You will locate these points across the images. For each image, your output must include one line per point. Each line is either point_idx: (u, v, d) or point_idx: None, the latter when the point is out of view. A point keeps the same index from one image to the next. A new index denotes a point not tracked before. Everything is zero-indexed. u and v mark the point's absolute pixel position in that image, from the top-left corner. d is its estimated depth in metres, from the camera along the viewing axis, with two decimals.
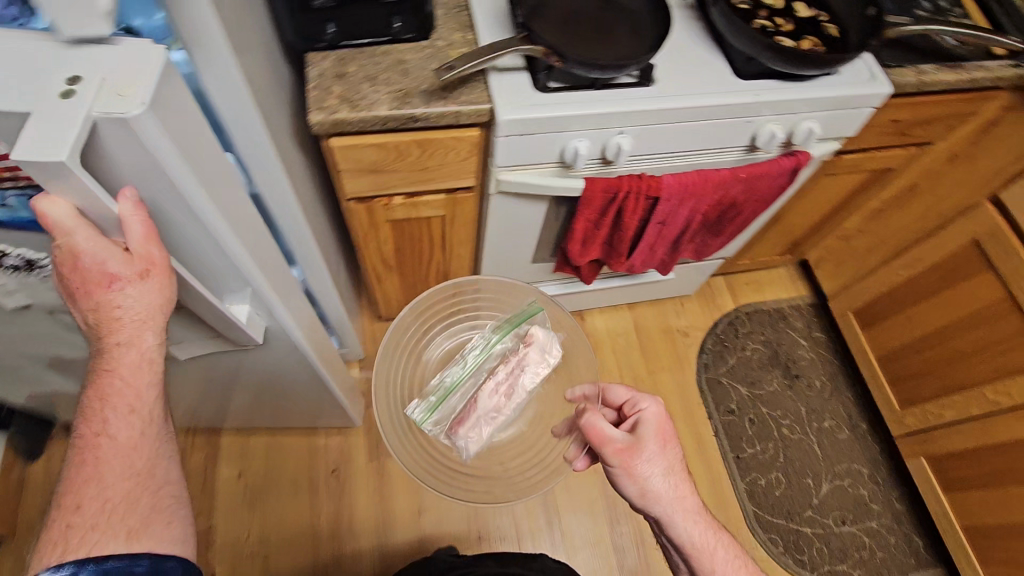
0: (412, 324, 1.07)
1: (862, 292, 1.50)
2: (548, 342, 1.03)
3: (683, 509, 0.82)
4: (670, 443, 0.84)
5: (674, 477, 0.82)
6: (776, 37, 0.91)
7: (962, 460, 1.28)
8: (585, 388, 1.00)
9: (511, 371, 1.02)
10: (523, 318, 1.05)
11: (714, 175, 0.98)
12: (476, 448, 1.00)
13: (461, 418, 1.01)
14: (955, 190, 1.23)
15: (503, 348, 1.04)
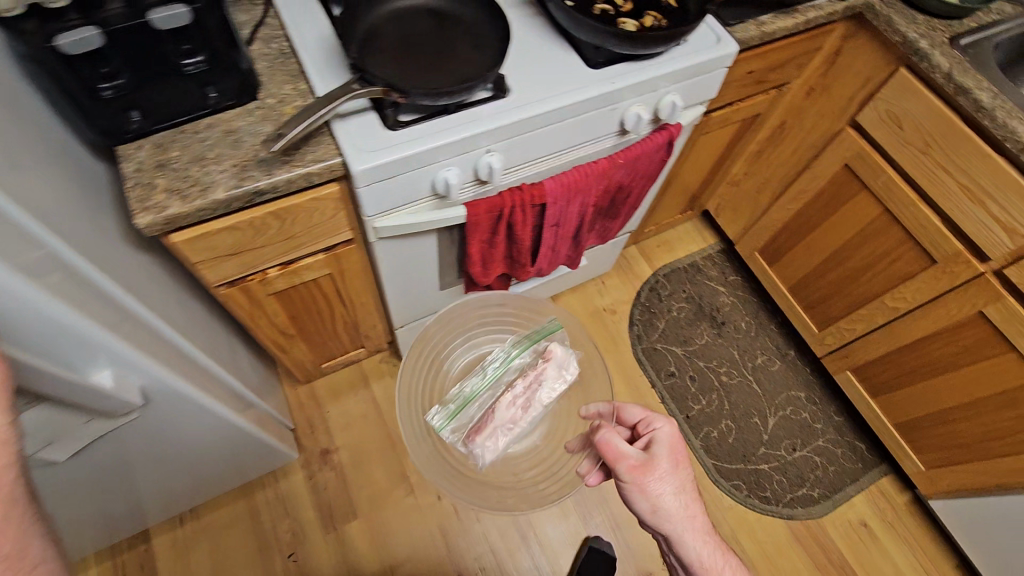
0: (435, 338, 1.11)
1: (761, 231, 1.56)
2: (565, 357, 1.04)
3: (693, 527, 0.82)
4: (682, 464, 0.84)
5: (685, 499, 0.82)
6: (618, 20, 0.89)
7: (880, 366, 1.37)
8: (600, 407, 0.99)
9: (529, 385, 1.03)
10: (543, 334, 1.08)
11: (594, 167, 0.96)
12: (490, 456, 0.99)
13: (476, 427, 1.01)
14: (819, 120, 1.28)
15: (523, 363, 1.07)
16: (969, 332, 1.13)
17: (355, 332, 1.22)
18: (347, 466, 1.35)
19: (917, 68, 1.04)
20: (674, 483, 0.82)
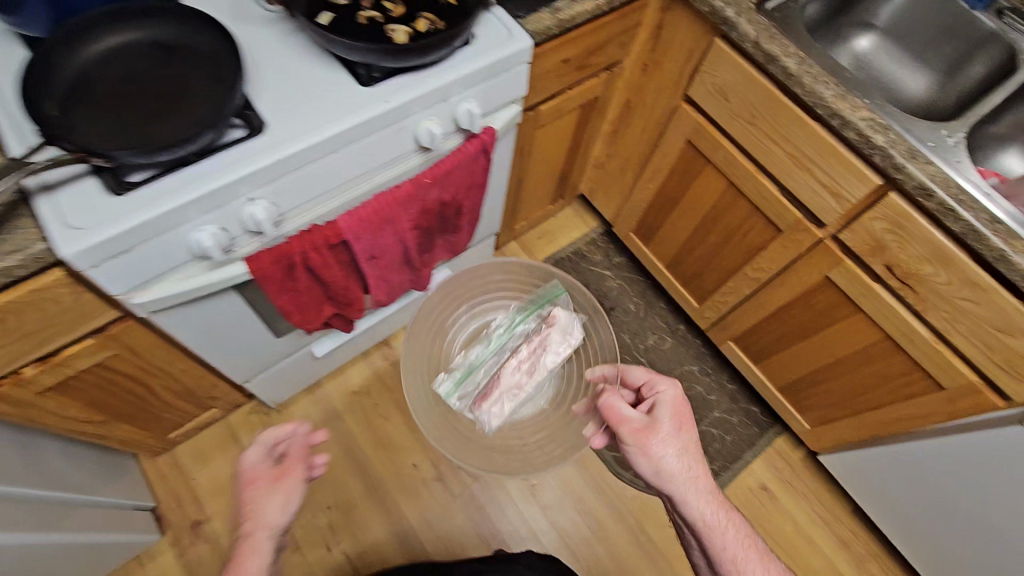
0: (441, 310, 1.12)
1: (632, 212, 1.53)
2: (569, 321, 1.05)
3: (696, 488, 0.81)
4: (686, 427, 0.84)
5: (691, 461, 0.81)
6: (387, 29, 0.80)
7: (755, 334, 1.37)
8: (604, 368, 0.99)
9: (533, 352, 1.05)
10: (548, 298, 1.09)
11: (395, 191, 0.87)
12: (497, 422, 1.04)
13: (483, 393, 1.05)
14: (658, 96, 1.23)
15: (527, 330, 1.08)
16: (822, 296, 1.13)
17: (192, 395, 1.10)
18: (222, 534, 1.25)
19: (729, 38, 1.00)
20: (677, 446, 0.82)
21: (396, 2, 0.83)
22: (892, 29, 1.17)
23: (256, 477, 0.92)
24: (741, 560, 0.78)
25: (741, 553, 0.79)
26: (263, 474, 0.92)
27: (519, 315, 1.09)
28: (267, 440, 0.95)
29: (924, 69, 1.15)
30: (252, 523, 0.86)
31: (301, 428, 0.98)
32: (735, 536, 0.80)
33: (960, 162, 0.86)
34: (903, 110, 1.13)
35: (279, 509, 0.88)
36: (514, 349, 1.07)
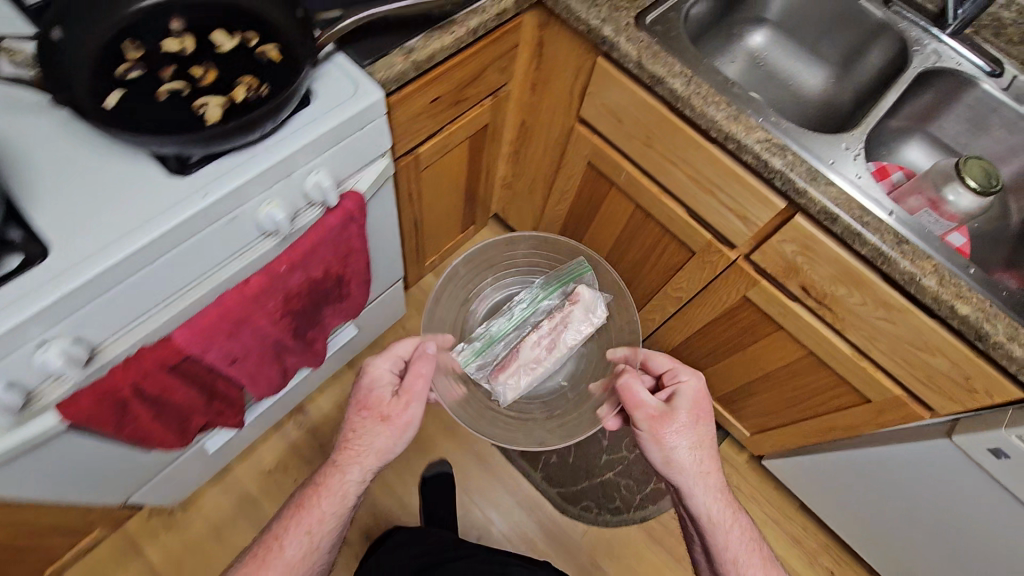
0: (467, 278, 1.12)
1: (548, 231, 1.43)
2: (596, 298, 1.07)
3: (705, 483, 0.83)
4: (702, 422, 0.85)
5: (702, 457, 0.83)
6: (196, 103, 0.66)
7: (686, 348, 1.31)
8: (620, 352, 1.04)
9: (555, 327, 1.06)
10: (575, 277, 1.10)
11: (244, 288, 0.74)
12: (513, 393, 1.04)
13: (502, 364, 1.04)
14: (552, 116, 1.13)
15: (551, 306, 1.09)
16: (743, 315, 1.07)
17: (60, 529, 0.95)
18: None
19: (611, 57, 0.90)
20: (691, 439, 0.83)
21: (207, 66, 0.69)
22: (784, 22, 1.10)
23: (367, 385, 0.85)
24: (737, 559, 0.81)
25: (738, 548, 0.81)
26: (383, 398, 0.83)
27: (542, 295, 1.10)
28: (380, 367, 0.86)
29: (821, 63, 1.09)
30: (337, 456, 0.82)
31: (423, 362, 0.85)
32: (736, 532, 0.82)
33: (860, 179, 0.80)
34: (801, 113, 1.08)
35: (374, 447, 0.81)
36: (536, 323, 1.08)
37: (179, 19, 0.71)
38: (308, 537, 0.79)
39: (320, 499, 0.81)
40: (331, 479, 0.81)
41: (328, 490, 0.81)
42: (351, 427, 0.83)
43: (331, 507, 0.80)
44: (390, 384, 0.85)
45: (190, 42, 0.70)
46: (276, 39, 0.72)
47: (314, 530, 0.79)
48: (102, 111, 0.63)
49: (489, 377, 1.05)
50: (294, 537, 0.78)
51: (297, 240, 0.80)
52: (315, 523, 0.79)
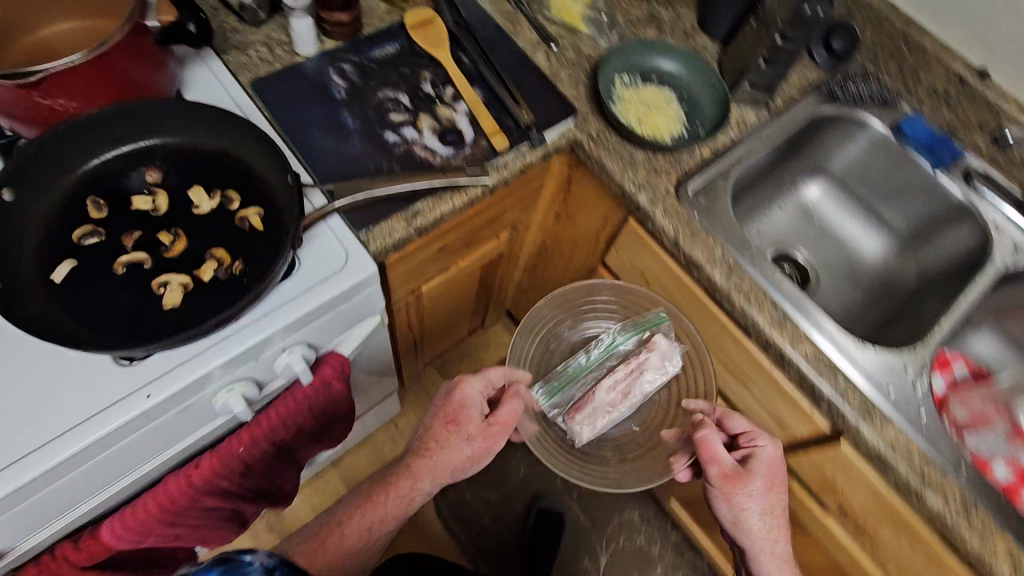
0: (544, 318, 0.91)
1: None
2: (676, 348, 0.82)
3: (773, 554, 0.73)
4: (778, 490, 0.72)
5: (772, 523, 0.72)
6: (155, 282, 0.57)
7: (696, 504, 1.18)
8: (699, 403, 0.80)
9: (631, 372, 0.82)
10: (652, 322, 0.84)
11: (192, 474, 0.65)
12: (586, 434, 0.82)
13: (579, 404, 0.83)
14: (575, 249, 1.02)
15: (628, 351, 0.85)
16: None
17: None
18: None
19: (644, 224, 0.79)
20: (761, 507, 0.71)
21: (178, 231, 0.60)
22: (845, 176, 0.97)
23: (450, 400, 0.77)
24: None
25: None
26: (471, 416, 0.75)
27: (620, 334, 0.86)
28: (469, 390, 0.77)
29: (881, 227, 0.97)
30: (411, 458, 0.79)
31: (516, 387, 0.78)
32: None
33: (924, 420, 0.68)
34: (854, 282, 0.95)
35: (449, 460, 0.77)
36: (615, 367, 0.84)
37: (159, 170, 0.63)
38: (374, 518, 0.82)
39: (388, 493, 0.81)
40: (403, 479, 0.79)
41: (400, 484, 0.80)
42: (430, 434, 0.77)
43: (400, 501, 0.81)
44: (483, 402, 0.77)
45: (165, 200, 0.62)
46: (263, 203, 0.63)
47: (377, 518, 0.82)
48: (46, 287, 0.55)
49: (564, 421, 0.84)
50: (354, 521, 0.82)
51: (264, 411, 0.70)
52: (380, 513, 0.82)
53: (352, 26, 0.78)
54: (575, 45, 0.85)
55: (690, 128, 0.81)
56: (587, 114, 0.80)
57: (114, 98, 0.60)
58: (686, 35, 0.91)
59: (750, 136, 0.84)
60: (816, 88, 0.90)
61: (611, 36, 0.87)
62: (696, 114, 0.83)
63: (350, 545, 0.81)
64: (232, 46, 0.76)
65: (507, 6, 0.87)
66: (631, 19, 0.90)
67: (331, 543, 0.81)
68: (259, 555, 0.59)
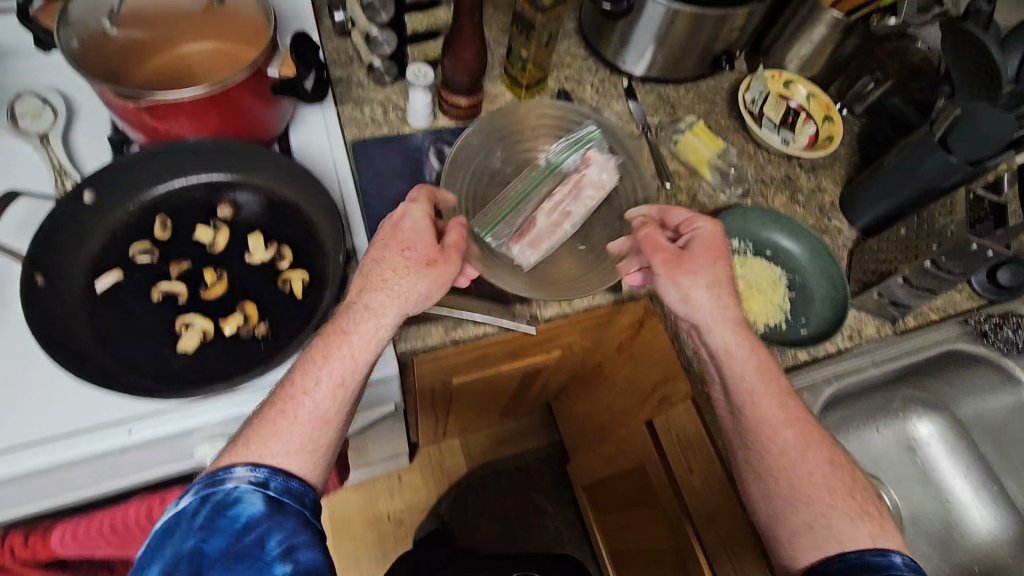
0: (471, 147, 0.71)
1: (583, 468, 1.21)
2: (611, 162, 0.72)
3: (733, 323, 0.61)
4: (724, 264, 0.62)
5: (724, 311, 0.61)
6: (182, 318, 0.57)
7: None
8: (642, 209, 0.69)
9: (570, 191, 0.71)
10: (589, 135, 0.74)
11: (155, 506, 0.62)
12: (536, 253, 0.67)
13: (522, 225, 0.69)
14: (628, 390, 0.91)
15: (563, 169, 0.73)
16: None
17: None
18: None
19: None
20: (708, 281, 0.61)
21: (223, 274, 0.60)
22: (972, 427, 0.82)
23: (396, 227, 0.59)
24: (758, 395, 0.59)
25: (786, 438, 0.57)
26: (423, 239, 0.58)
27: (559, 150, 0.74)
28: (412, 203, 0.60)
29: (1002, 507, 0.80)
30: (354, 290, 0.57)
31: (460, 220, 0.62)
32: (759, 374, 0.60)
33: None
34: (947, 554, 0.79)
35: (405, 291, 0.56)
36: (553, 190, 0.71)
37: (233, 206, 0.63)
38: (323, 386, 0.52)
39: (337, 343, 0.54)
40: (360, 324, 0.54)
41: (352, 333, 0.54)
42: (370, 261, 0.57)
43: (364, 355, 0.54)
44: (430, 223, 0.60)
45: (226, 240, 0.62)
46: (312, 270, 0.61)
47: (322, 382, 0.52)
48: (87, 292, 0.56)
49: (500, 247, 0.68)
50: (300, 388, 0.52)
51: None
52: (333, 376, 0.53)
53: (473, 110, 0.77)
54: (691, 189, 0.80)
55: (791, 321, 0.72)
56: None
57: (214, 130, 0.62)
58: (821, 211, 0.83)
59: (861, 352, 0.73)
60: (961, 317, 0.76)
61: (733, 192, 0.80)
62: (805, 309, 0.73)
63: (304, 429, 0.51)
64: (351, 99, 0.77)
65: (634, 131, 0.84)
66: (763, 177, 0.84)
67: (272, 428, 0.50)
68: (240, 471, 0.47)
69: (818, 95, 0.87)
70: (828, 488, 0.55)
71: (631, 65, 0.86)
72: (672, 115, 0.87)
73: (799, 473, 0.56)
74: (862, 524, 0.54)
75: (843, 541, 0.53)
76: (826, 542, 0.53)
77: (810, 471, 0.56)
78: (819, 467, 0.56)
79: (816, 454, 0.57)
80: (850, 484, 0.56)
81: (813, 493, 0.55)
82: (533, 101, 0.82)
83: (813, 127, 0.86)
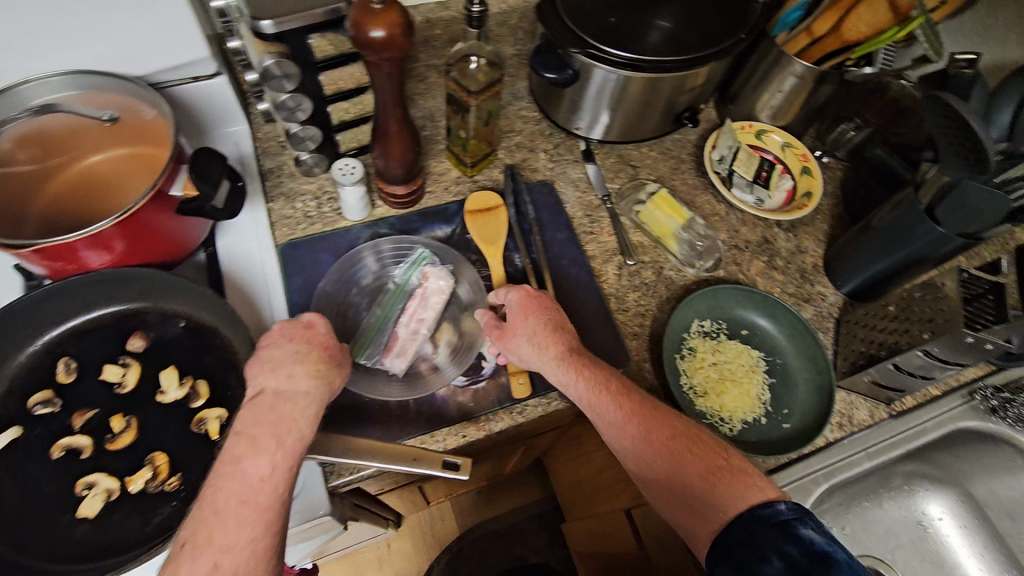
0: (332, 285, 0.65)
1: (575, 532, 1.14)
2: (447, 270, 0.66)
3: (557, 360, 0.56)
4: (536, 313, 0.59)
5: (550, 355, 0.57)
6: (84, 478, 0.52)
7: None
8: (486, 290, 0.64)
9: (416, 310, 0.63)
10: (420, 255, 0.67)
11: None
12: (404, 366, 0.60)
13: (386, 343, 0.62)
14: (605, 470, 0.85)
15: (405, 292, 0.65)
16: None
17: None
18: None
19: None
20: (534, 332, 0.58)
21: (133, 419, 0.55)
22: (991, 508, 0.74)
23: (312, 330, 0.56)
24: (601, 405, 0.54)
25: (622, 436, 0.53)
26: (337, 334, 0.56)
27: (400, 269, 0.67)
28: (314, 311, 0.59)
29: None
30: (275, 380, 0.51)
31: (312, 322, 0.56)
32: (581, 384, 0.55)
33: None
34: None
35: (326, 386, 0.53)
36: (401, 314, 0.63)
37: (146, 338, 0.58)
38: (279, 473, 0.47)
39: (287, 424, 0.48)
40: (295, 408, 0.49)
41: (297, 416, 0.49)
42: (294, 355, 0.53)
43: (308, 423, 0.50)
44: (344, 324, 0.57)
45: (137, 378, 0.56)
46: (230, 404, 0.56)
47: (274, 470, 0.46)
48: None
49: (372, 373, 0.61)
50: (255, 478, 0.45)
51: None
52: (286, 462, 0.47)
53: (410, 197, 0.71)
54: (657, 263, 0.73)
55: (771, 413, 0.65)
56: (643, 359, 0.67)
57: (142, 258, 0.58)
58: (802, 275, 0.76)
59: (854, 442, 0.66)
60: (965, 390, 0.69)
61: (703, 264, 0.74)
62: (786, 396, 0.66)
63: (264, 515, 0.45)
64: (281, 193, 0.72)
65: (593, 201, 0.78)
66: (736, 241, 0.77)
67: (231, 519, 0.43)
68: None
69: (793, 145, 0.80)
70: (688, 463, 0.51)
71: (586, 130, 0.80)
72: (634, 178, 0.81)
73: (657, 467, 0.52)
74: (734, 487, 0.49)
75: (724, 509, 0.48)
76: (714, 514, 0.48)
77: (669, 459, 0.52)
78: (679, 449, 0.52)
79: (666, 436, 0.53)
80: (706, 449, 0.52)
81: (681, 478, 0.51)
82: (480, 177, 0.77)
83: (789, 181, 0.80)
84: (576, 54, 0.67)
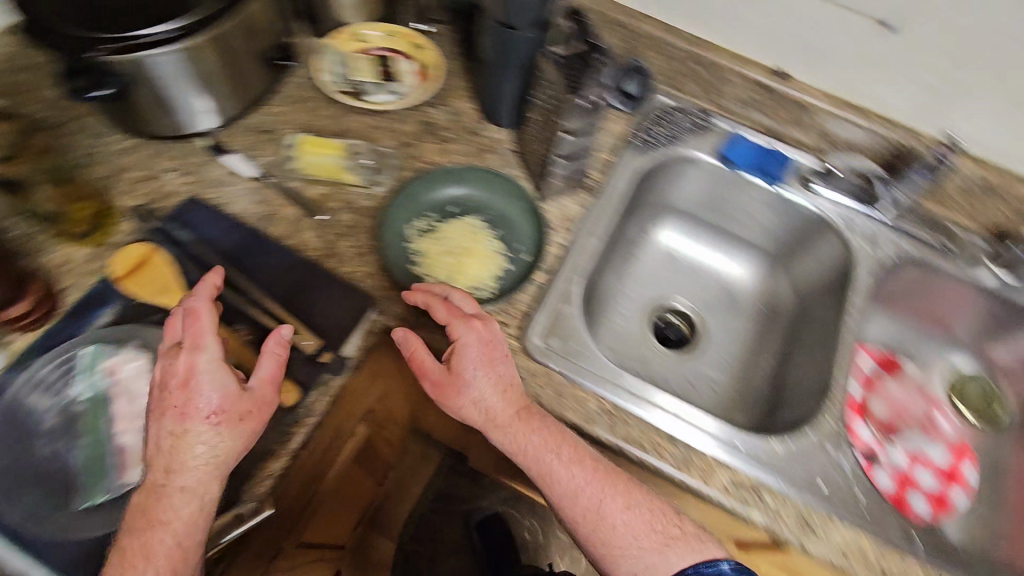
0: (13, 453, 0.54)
1: (480, 459, 1.19)
2: (135, 348, 0.58)
3: (519, 424, 0.58)
4: (495, 364, 0.60)
5: (507, 413, 0.58)
6: None
7: None
8: (416, 296, 0.62)
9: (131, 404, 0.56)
10: (91, 356, 0.57)
11: None
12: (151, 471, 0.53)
13: (118, 460, 0.54)
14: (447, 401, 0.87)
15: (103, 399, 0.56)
16: None
17: None
18: None
19: None
20: (486, 385, 0.59)
21: None
22: (696, 210, 0.92)
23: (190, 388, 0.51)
24: (553, 468, 0.57)
25: (571, 485, 0.57)
26: (215, 387, 0.51)
27: (77, 385, 0.56)
28: (204, 331, 0.53)
29: (744, 251, 0.93)
30: (156, 473, 0.50)
31: (191, 363, 0.52)
32: (539, 438, 0.58)
33: (864, 505, 0.62)
34: (737, 312, 0.90)
35: (213, 455, 0.51)
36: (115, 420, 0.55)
37: None
38: None
39: (158, 535, 0.48)
40: (167, 510, 0.49)
41: (172, 516, 0.49)
42: (168, 435, 0.51)
43: (187, 522, 0.49)
44: (227, 368, 0.53)
45: None
46: None
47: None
48: None
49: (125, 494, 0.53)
50: None
51: None
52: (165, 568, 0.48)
53: (40, 311, 0.58)
54: (346, 203, 0.72)
55: (512, 256, 0.70)
56: (389, 290, 0.66)
57: None
58: (470, 133, 0.81)
59: (581, 233, 0.74)
60: (625, 142, 0.84)
61: (385, 178, 0.74)
62: (512, 236, 0.71)
63: None
64: None
65: (251, 187, 0.72)
66: (401, 139, 0.79)
67: None
68: None
69: (397, 32, 0.84)
70: (633, 522, 0.57)
71: (195, 124, 0.72)
72: (276, 142, 0.76)
73: (601, 521, 0.57)
74: (683, 553, 0.55)
75: (667, 565, 0.55)
76: (644, 573, 0.55)
77: (614, 514, 0.57)
78: (631, 521, 0.56)
79: (620, 505, 0.57)
80: (658, 519, 0.57)
81: (622, 538, 0.56)
82: (114, 237, 0.65)
83: (408, 63, 0.83)
84: (100, 56, 0.58)
